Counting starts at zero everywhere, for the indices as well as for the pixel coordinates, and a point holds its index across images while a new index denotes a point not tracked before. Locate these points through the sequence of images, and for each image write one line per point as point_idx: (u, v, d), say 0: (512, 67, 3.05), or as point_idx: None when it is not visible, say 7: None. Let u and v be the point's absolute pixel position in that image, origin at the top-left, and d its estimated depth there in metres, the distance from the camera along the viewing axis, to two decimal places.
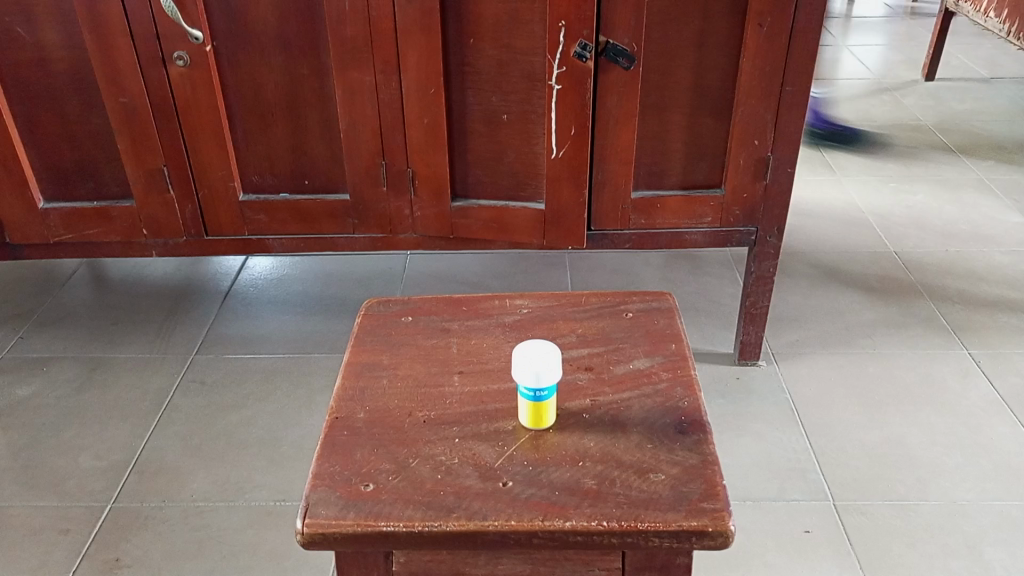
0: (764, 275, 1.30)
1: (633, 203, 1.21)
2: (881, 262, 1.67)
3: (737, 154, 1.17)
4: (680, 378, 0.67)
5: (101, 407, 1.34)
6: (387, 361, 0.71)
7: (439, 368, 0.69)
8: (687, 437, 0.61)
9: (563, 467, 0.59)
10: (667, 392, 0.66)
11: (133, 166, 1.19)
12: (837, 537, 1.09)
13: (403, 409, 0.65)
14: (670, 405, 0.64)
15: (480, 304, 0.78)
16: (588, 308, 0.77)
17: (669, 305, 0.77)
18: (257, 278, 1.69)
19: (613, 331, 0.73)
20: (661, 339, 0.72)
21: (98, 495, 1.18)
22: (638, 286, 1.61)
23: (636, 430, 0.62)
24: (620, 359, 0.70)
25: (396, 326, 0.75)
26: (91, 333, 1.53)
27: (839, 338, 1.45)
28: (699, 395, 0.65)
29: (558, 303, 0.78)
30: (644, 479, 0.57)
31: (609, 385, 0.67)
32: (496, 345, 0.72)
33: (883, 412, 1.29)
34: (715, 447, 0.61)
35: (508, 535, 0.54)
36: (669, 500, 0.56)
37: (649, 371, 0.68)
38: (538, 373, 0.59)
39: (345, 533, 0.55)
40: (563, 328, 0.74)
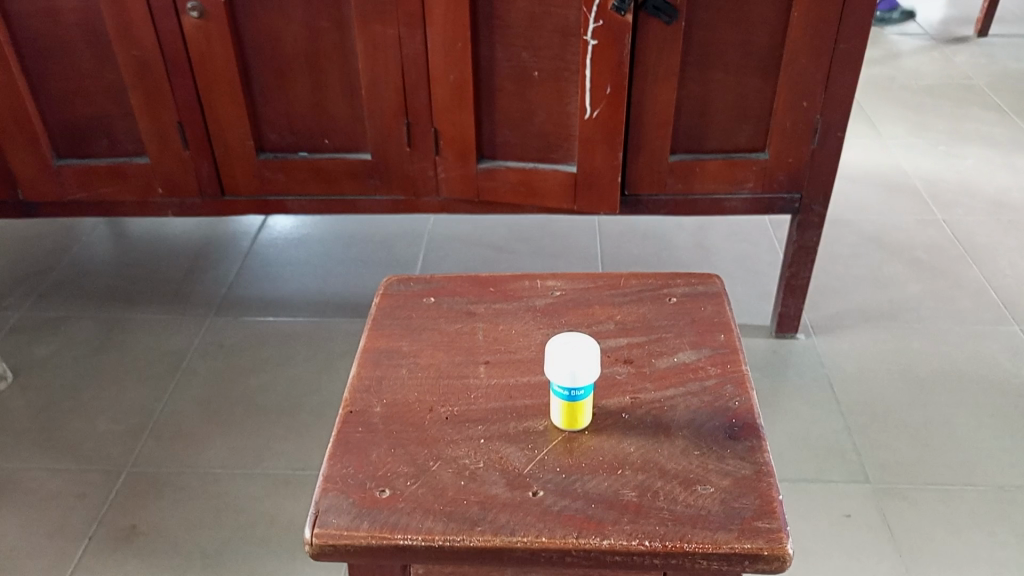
0: (807, 245, 1.24)
1: (669, 167, 1.15)
2: (928, 231, 1.59)
3: (784, 117, 1.10)
4: (730, 374, 0.62)
5: (119, 369, 1.32)
6: (407, 347, 0.66)
7: (465, 357, 0.65)
8: (738, 444, 0.56)
9: (599, 475, 0.54)
10: (714, 390, 0.61)
11: (147, 122, 1.15)
12: (876, 522, 1.04)
13: (424, 402, 0.60)
14: (719, 406, 0.59)
15: (509, 284, 0.73)
16: (627, 292, 0.72)
17: (716, 289, 0.72)
18: (277, 237, 1.65)
19: (654, 319, 0.68)
20: (708, 329, 0.67)
21: (115, 459, 1.16)
22: (671, 252, 1.55)
23: (682, 434, 0.57)
24: (663, 352, 0.65)
25: (418, 307, 0.70)
26: (109, 292, 1.50)
27: (882, 312, 1.38)
28: (751, 393, 0.60)
29: (594, 286, 0.73)
30: (691, 492, 0.53)
31: (650, 380, 0.62)
32: (525, 332, 0.67)
33: (927, 390, 1.23)
34: (769, 455, 0.56)
35: (538, 553, 0.50)
36: (719, 518, 0.51)
37: (695, 366, 0.63)
38: (575, 373, 0.55)
39: (359, 545, 0.51)
40: (600, 314, 0.69)
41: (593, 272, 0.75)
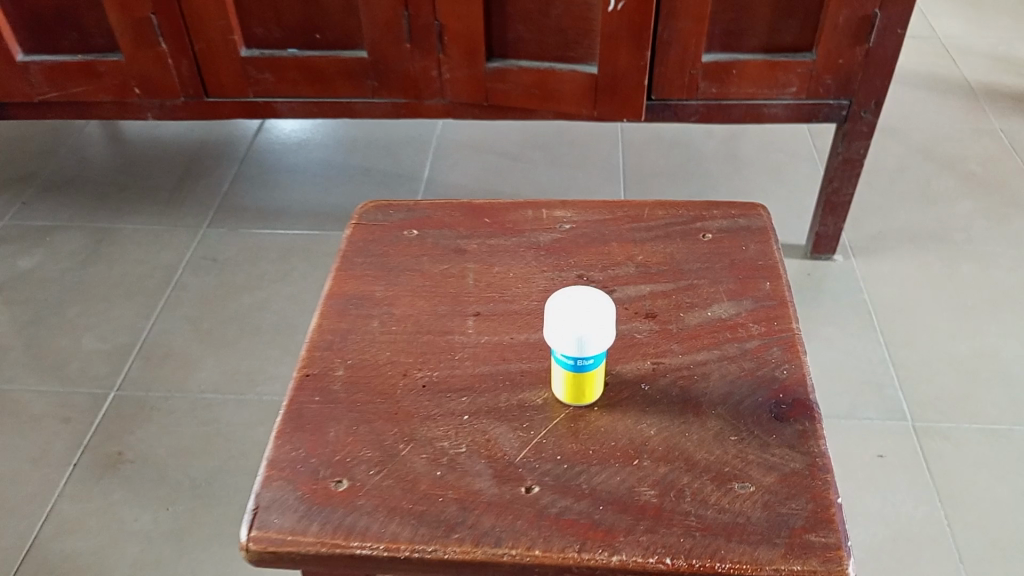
0: (854, 157, 1.11)
1: (703, 68, 1.01)
2: (983, 142, 1.45)
3: (837, 11, 0.95)
4: (777, 335, 0.56)
5: (107, 284, 1.24)
6: (380, 294, 0.60)
7: (450, 308, 0.59)
8: (785, 427, 0.50)
9: (610, 467, 0.48)
10: (757, 355, 0.54)
11: (117, 12, 1.02)
12: (914, 463, 0.96)
13: (398, 365, 0.54)
14: (761, 376, 0.53)
15: (507, 217, 0.67)
16: (652, 226, 0.66)
17: (762, 224, 0.66)
18: (275, 142, 1.54)
19: (685, 261, 0.62)
20: (751, 276, 0.61)
21: (102, 380, 1.10)
22: (699, 163, 1.42)
23: (715, 414, 0.50)
24: (694, 305, 0.58)
25: (395, 242, 0.65)
26: (97, 200, 1.41)
27: (929, 231, 1.26)
28: (803, 358, 0.54)
29: (611, 218, 0.67)
30: (726, 492, 0.46)
31: (676, 341, 0.55)
32: (526, 277, 0.61)
33: (976, 319, 1.13)
34: (822, 440, 0.49)
35: (530, 567, 0.44)
36: (761, 528, 0.44)
37: (732, 322, 0.57)
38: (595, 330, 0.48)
39: (304, 554, 0.45)
40: (617, 255, 0.63)
41: (609, 201, 0.70)
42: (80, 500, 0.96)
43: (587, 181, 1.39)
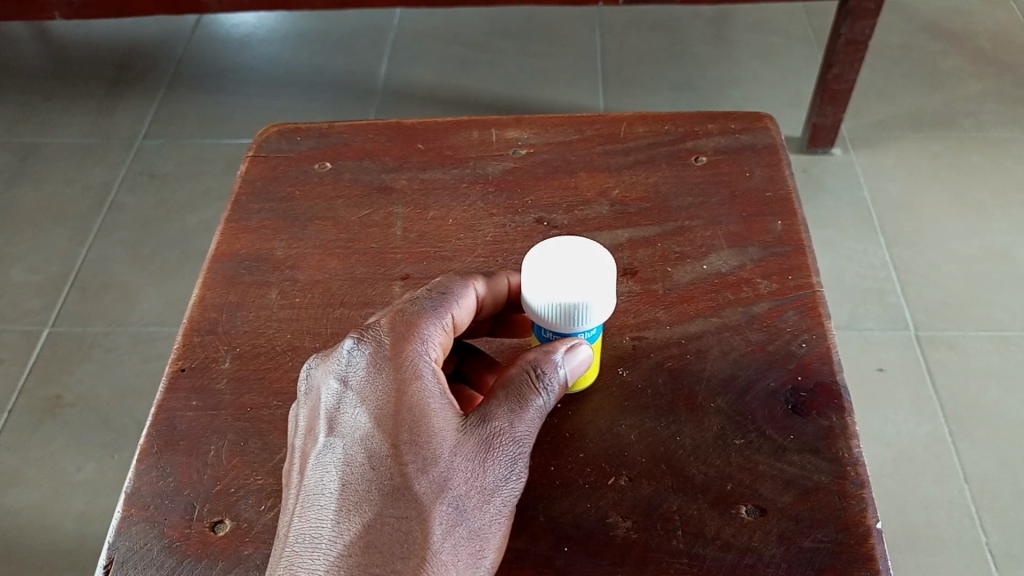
0: (858, 39, 0.99)
1: None
2: (994, 13, 1.32)
3: None
4: (792, 296, 0.50)
5: (34, 207, 1.13)
6: (282, 253, 0.54)
7: (372, 268, 0.53)
8: (807, 423, 0.44)
9: (578, 490, 0.43)
10: (767, 324, 0.48)
11: None
12: (917, 378, 0.89)
13: (300, 351, 0.49)
14: (773, 353, 0.47)
15: (446, 140, 0.61)
16: (630, 147, 0.60)
17: (769, 143, 0.59)
18: (215, 38, 1.39)
19: (673, 197, 0.56)
20: (754, 216, 0.54)
21: (35, 316, 1.00)
22: (683, 47, 1.30)
23: (715, 411, 0.45)
24: (687, 256, 0.52)
25: (303, 181, 0.59)
26: (20, 112, 1.28)
27: (934, 118, 1.16)
28: (825, 325, 0.48)
29: (578, 140, 0.60)
30: (729, 518, 0.41)
31: (663, 307, 0.50)
32: (473, 225, 0.55)
33: (985, 214, 1.03)
34: (851, 437, 0.44)
35: None
36: (778, 567, 0.39)
37: (734, 279, 0.51)
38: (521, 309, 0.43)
39: None
40: (588, 192, 0.57)
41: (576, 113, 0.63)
42: (17, 450, 0.88)
43: (562, 74, 1.26)
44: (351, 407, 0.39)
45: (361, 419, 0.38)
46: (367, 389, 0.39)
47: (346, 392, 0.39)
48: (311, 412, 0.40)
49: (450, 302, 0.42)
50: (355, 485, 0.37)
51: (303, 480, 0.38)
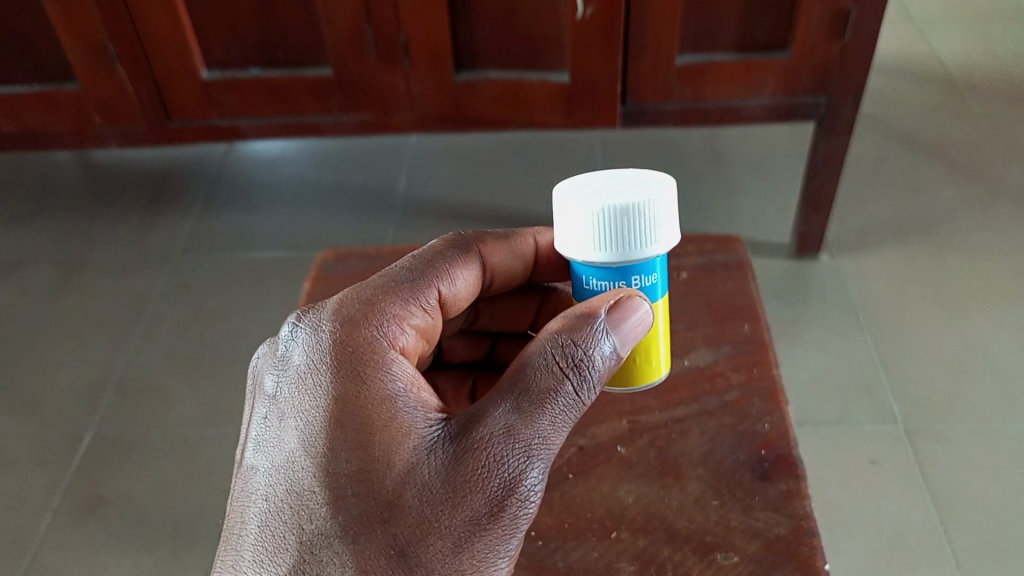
0: (834, 154, 1.09)
1: (677, 70, 0.99)
2: (963, 126, 1.44)
3: (810, 8, 0.93)
4: (756, 384, 0.57)
5: (78, 317, 1.21)
6: None
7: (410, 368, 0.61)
8: (770, 486, 0.50)
9: (586, 543, 0.49)
10: (737, 407, 0.55)
11: (70, 40, 0.99)
12: (907, 468, 0.94)
13: None
14: (742, 431, 0.54)
15: None
16: None
17: (739, 258, 0.68)
18: (248, 160, 1.51)
19: None
20: (727, 320, 0.62)
21: (78, 419, 1.07)
22: (677, 162, 1.41)
23: (697, 476, 0.51)
24: (672, 353, 0.60)
25: None
26: (67, 229, 1.38)
27: (912, 224, 1.25)
28: (785, 409, 0.55)
29: None
30: (709, 561, 0.46)
31: (655, 397, 0.57)
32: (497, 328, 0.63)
33: (963, 312, 1.11)
34: (809, 498, 0.50)
35: None
36: None
37: (709, 372, 0.58)
38: (566, 247, 0.46)
39: None
40: None
41: None
42: (59, 547, 0.93)
43: None
44: (279, 424, 0.44)
45: (287, 437, 0.43)
46: (292, 406, 0.44)
47: (276, 407, 0.44)
48: (252, 427, 0.46)
49: (432, 280, 0.50)
50: (275, 505, 0.42)
51: (235, 493, 0.44)
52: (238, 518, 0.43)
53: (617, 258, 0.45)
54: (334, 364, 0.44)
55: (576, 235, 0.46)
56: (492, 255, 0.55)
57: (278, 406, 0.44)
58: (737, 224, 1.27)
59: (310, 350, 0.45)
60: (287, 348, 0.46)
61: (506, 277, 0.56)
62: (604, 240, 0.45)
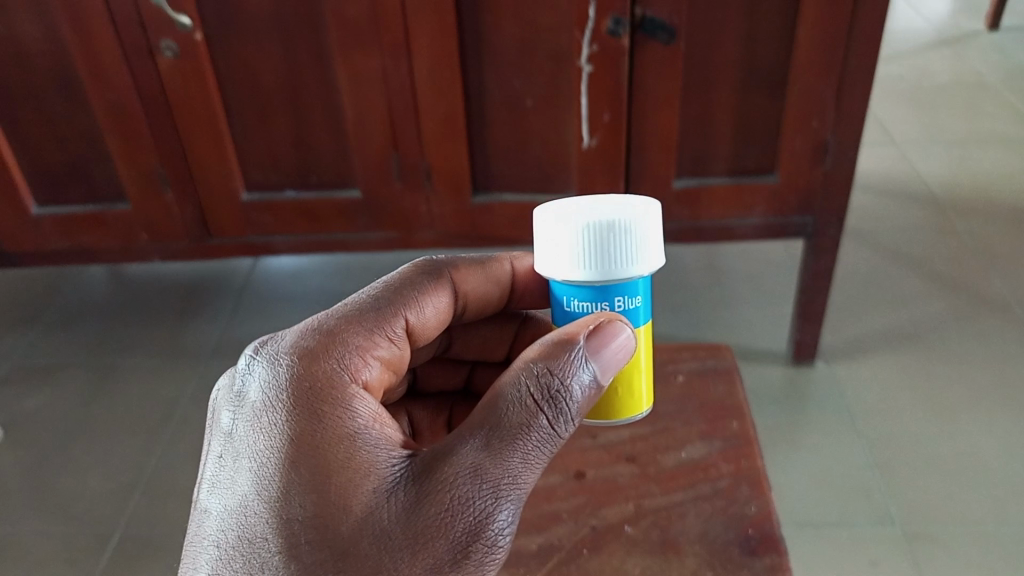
0: (823, 268, 1.17)
1: (675, 193, 1.09)
2: (947, 242, 1.53)
3: (793, 138, 1.04)
4: (744, 473, 0.62)
5: (110, 422, 1.27)
6: None
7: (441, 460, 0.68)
8: (756, 561, 0.55)
9: None
10: (729, 493, 0.61)
11: (126, 165, 1.10)
12: (907, 569, 0.97)
13: None
14: (733, 513, 0.59)
15: None
16: None
17: (728, 363, 0.75)
18: (274, 273, 1.60)
19: (661, 403, 0.71)
20: (719, 417, 0.68)
21: (107, 520, 1.11)
22: (678, 275, 1.49)
23: (694, 552, 0.56)
24: (671, 446, 0.66)
25: None
26: (101, 338, 1.46)
27: (902, 333, 1.32)
28: (768, 494, 0.60)
29: None
30: None
31: (656, 483, 0.62)
32: None
33: (954, 417, 1.16)
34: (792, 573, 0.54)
35: None
36: None
37: (703, 463, 0.64)
38: (550, 262, 0.48)
39: None
40: None
41: None
42: None
43: None
44: (235, 464, 0.45)
45: (242, 478, 0.44)
46: (247, 446, 0.45)
47: (233, 446, 0.46)
48: (208, 466, 0.47)
49: (395, 313, 0.53)
50: (228, 551, 0.43)
51: (189, 534, 0.46)
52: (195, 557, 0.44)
53: (599, 274, 0.47)
54: (290, 401, 0.46)
55: (561, 248, 0.47)
56: (465, 281, 0.58)
57: (234, 445, 0.46)
58: (737, 334, 1.34)
59: (265, 386, 0.47)
60: (246, 384, 0.48)
61: (481, 302, 0.60)
62: (589, 253, 0.47)
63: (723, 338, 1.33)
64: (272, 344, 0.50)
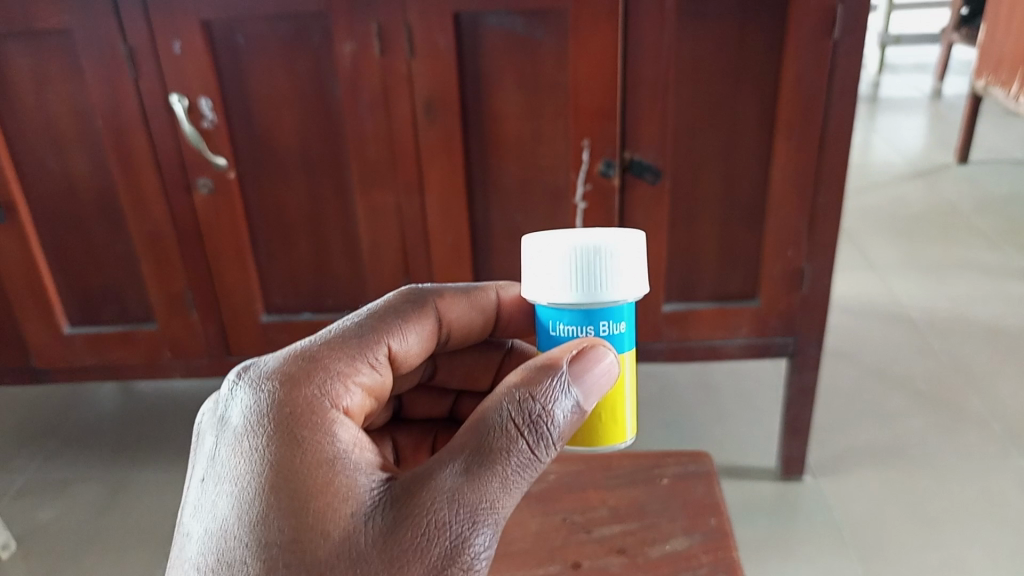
0: (807, 385, 1.24)
1: (664, 315, 1.18)
2: (927, 361, 1.60)
3: (771, 266, 1.13)
4: (721, 560, 0.68)
5: (121, 533, 1.30)
6: None
7: None
8: None
9: None
10: None
11: (157, 289, 1.19)
12: None
13: None
14: None
15: None
16: (619, 473, 0.81)
17: (708, 469, 0.80)
18: None
19: (648, 503, 0.76)
20: (700, 513, 0.74)
21: None
22: (672, 392, 1.56)
23: None
24: (657, 539, 0.72)
25: None
26: (114, 452, 1.51)
27: (887, 449, 1.37)
28: None
29: (587, 470, 0.82)
30: None
31: (642, 570, 0.69)
32: (519, 521, 0.76)
33: (938, 529, 1.20)
34: None
35: None
36: None
37: (686, 553, 0.69)
38: (544, 287, 0.56)
39: None
40: (592, 499, 0.78)
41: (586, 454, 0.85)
42: None
43: None
44: (217, 487, 0.50)
45: (223, 500, 0.49)
46: (229, 470, 0.50)
47: (215, 470, 0.51)
48: (190, 490, 0.52)
49: (373, 344, 0.60)
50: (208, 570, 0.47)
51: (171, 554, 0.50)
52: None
53: (586, 293, 0.55)
54: (273, 425, 0.51)
55: (553, 272, 0.55)
56: (450, 311, 0.67)
57: (215, 468, 0.51)
58: (728, 449, 1.40)
59: (249, 410, 0.52)
60: (228, 410, 0.53)
61: (465, 325, 0.68)
62: (576, 274, 0.54)
63: (715, 454, 1.39)
64: (254, 370, 0.55)
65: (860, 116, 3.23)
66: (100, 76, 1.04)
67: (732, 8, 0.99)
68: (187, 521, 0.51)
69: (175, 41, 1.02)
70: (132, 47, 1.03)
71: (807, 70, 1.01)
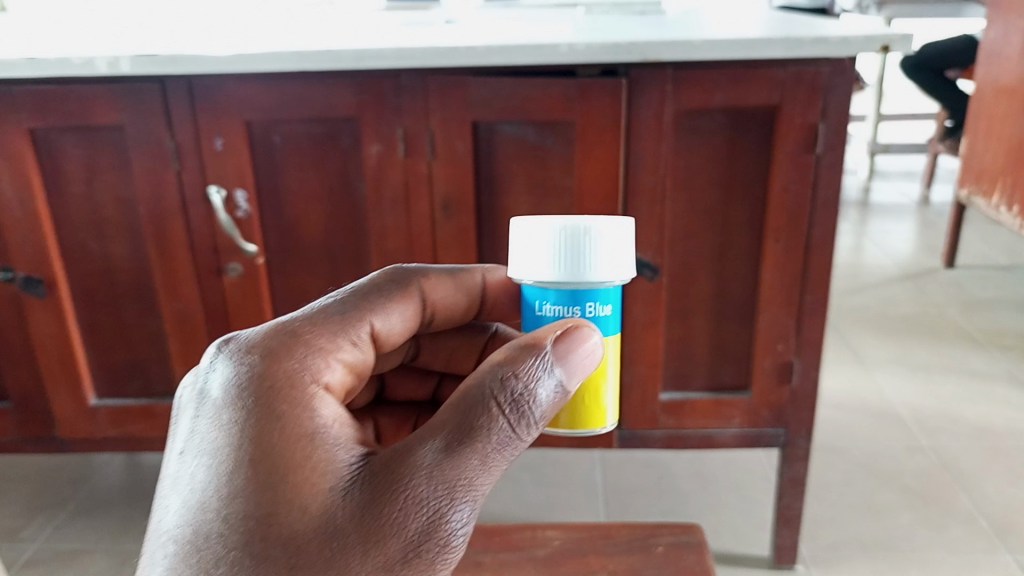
0: (797, 476, 1.29)
1: (661, 403, 1.24)
2: (916, 457, 1.66)
3: (762, 360, 1.20)
4: None
5: None
6: None
7: None
8: None
9: None
10: None
11: (181, 365, 1.26)
12: None
13: None
14: None
15: (512, 533, 0.91)
16: (618, 539, 0.87)
17: (699, 539, 0.84)
18: None
19: (644, 567, 0.81)
20: None
21: None
22: (668, 479, 1.60)
23: None
24: None
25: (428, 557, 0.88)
26: (122, 524, 1.54)
27: (877, 541, 1.41)
28: None
29: (589, 536, 0.88)
30: None
31: None
32: None
33: None
34: None
35: None
36: None
37: None
38: (534, 264, 0.63)
39: None
40: (593, 564, 0.84)
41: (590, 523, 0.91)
42: None
43: (570, 502, 1.53)
44: (197, 457, 0.56)
45: (203, 470, 0.55)
46: (209, 442, 0.56)
47: (196, 441, 0.56)
48: (171, 459, 0.57)
49: (354, 321, 0.66)
50: (189, 533, 0.53)
51: (155, 516, 0.56)
52: (160, 541, 0.54)
53: (571, 272, 0.61)
54: (253, 399, 0.57)
55: (542, 250, 0.62)
56: (435, 292, 0.74)
57: (196, 440, 0.56)
58: (722, 536, 1.44)
59: (228, 384, 0.57)
60: (208, 384, 0.59)
61: (451, 305, 0.75)
62: (563, 253, 0.61)
63: (710, 541, 1.43)
64: (235, 344, 0.60)
65: (850, 219, 3.37)
66: (146, 167, 1.14)
67: (723, 124, 1.10)
68: (168, 491, 0.56)
69: (218, 137, 1.12)
70: (178, 142, 1.12)
71: (793, 182, 1.10)
